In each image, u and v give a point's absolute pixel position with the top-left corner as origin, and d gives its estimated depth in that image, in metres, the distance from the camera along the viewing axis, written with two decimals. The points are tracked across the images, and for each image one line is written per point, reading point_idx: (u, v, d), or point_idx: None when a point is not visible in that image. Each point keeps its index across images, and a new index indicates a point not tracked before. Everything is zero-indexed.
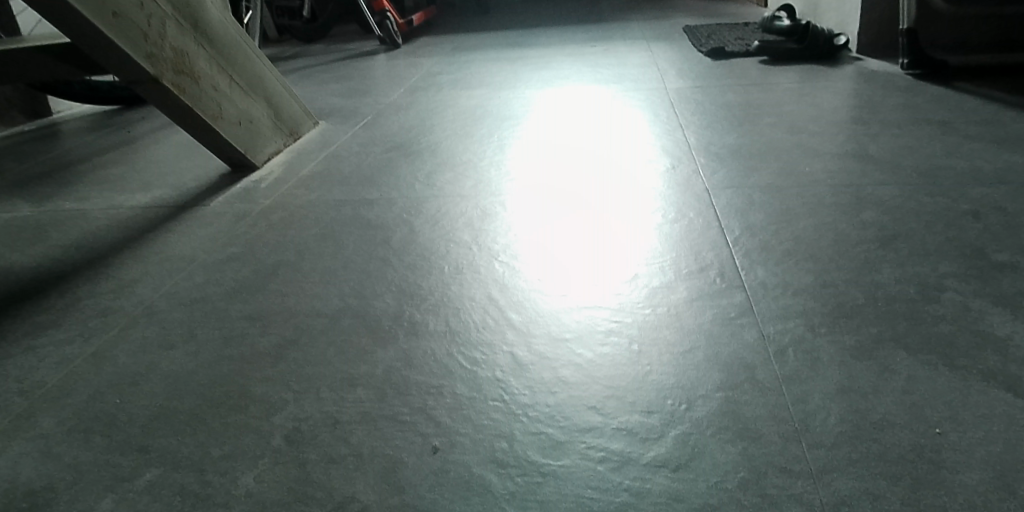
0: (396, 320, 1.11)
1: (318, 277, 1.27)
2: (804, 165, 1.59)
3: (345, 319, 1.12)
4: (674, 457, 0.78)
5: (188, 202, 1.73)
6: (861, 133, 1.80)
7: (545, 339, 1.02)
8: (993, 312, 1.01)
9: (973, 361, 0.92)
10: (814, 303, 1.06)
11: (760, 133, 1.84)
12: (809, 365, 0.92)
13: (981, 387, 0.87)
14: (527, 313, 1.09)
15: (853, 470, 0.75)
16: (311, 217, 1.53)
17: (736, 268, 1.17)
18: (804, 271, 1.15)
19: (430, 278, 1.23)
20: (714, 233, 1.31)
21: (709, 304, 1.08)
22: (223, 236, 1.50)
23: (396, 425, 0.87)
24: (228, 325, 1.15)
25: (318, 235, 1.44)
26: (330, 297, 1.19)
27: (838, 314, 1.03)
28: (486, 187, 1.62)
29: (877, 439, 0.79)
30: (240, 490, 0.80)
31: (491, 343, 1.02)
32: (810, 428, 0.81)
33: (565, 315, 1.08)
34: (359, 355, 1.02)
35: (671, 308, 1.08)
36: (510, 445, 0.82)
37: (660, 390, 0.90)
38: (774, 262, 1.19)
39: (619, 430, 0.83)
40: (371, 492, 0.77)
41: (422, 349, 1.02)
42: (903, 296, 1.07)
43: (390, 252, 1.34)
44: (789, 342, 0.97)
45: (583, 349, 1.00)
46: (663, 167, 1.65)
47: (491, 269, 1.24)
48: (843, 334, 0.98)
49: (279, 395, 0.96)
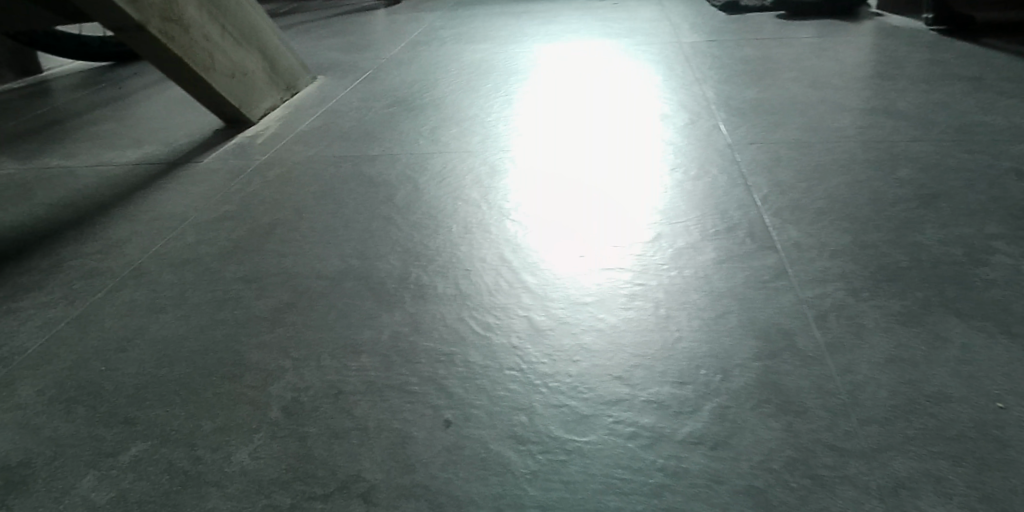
0: (402, 282, 1.03)
1: (317, 236, 1.19)
2: (833, 120, 1.50)
3: (348, 282, 1.04)
4: (711, 433, 0.71)
5: (180, 159, 1.64)
6: (890, 86, 1.70)
7: (563, 303, 0.95)
8: None
9: None
10: (853, 266, 0.98)
11: (782, 88, 1.74)
12: (854, 333, 0.84)
13: None
14: (543, 276, 1.02)
15: (910, 449, 0.68)
16: (309, 175, 1.45)
17: (766, 228, 1.09)
18: (840, 231, 1.06)
19: (437, 238, 1.15)
20: (740, 191, 1.22)
21: (739, 266, 1.00)
22: (216, 194, 1.42)
23: (404, 397, 0.80)
24: (222, 287, 1.07)
25: (317, 192, 1.36)
26: (331, 258, 1.11)
27: (880, 277, 0.95)
28: (493, 143, 1.53)
29: (934, 414, 0.72)
30: (234, 467, 0.73)
31: (505, 307, 0.95)
32: (860, 403, 0.74)
33: (584, 278, 1.00)
34: (363, 320, 0.94)
35: (698, 270, 1.00)
36: (530, 419, 0.75)
37: (691, 359, 0.82)
38: (807, 222, 1.11)
39: (649, 403, 0.76)
40: (377, 470, 0.70)
41: (430, 314, 0.95)
42: (950, 258, 0.99)
43: (393, 210, 1.26)
44: (827, 308, 0.89)
45: (605, 314, 0.92)
46: (681, 122, 1.56)
47: (503, 229, 1.16)
48: (888, 299, 0.91)
49: (276, 364, 0.88)
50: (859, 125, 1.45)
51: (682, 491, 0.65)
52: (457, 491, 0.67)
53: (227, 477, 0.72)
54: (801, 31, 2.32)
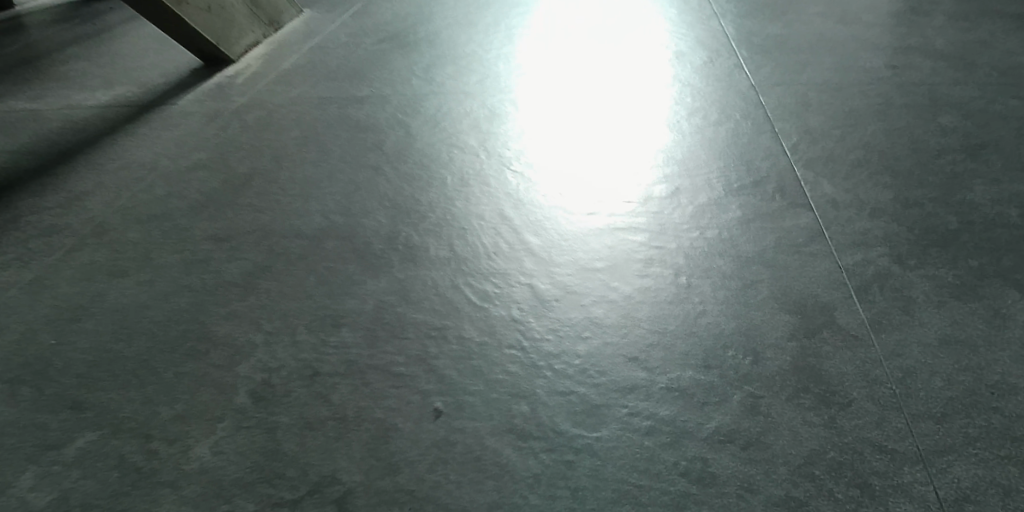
0: (389, 242, 0.92)
1: (298, 189, 1.07)
2: (868, 58, 1.35)
3: (329, 242, 0.93)
4: (741, 429, 0.62)
5: (153, 100, 1.51)
6: (927, 21, 1.55)
7: (570, 269, 0.84)
8: None
9: None
10: (899, 225, 0.86)
11: (809, 23, 1.59)
12: (902, 308, 0.74)
13: None
14: (547, 236, 0.90)
15: (974, 453, 0.59)
16: (291, 119, 1.32)
17: (798, 181, 0.97)
18: (881, 185, 0.95)
19: (429, 191, 1.03)
20: (767, 137, 1.09)
21: (769, 226, 0.88)
22: (190, 140, 1.29)
23: (388, 380, 0.70)
24: (190, 248, 0.96)
25: (299, 139, 1.23)
26: (312, 214, 1.00)
27: (931, 240, 0.84)
28: (492, 83, 1.39)
29: (999, 409, 0.62)
30: (192, 464, 0.65)
31: (505, 273, 0.84)
32: (913, 394, 0.64)
33: (594, 239, 0.89)
34: (345, 288, 0.84)
35: (723, 230, 0.88)
36: (531, 409, 0.65)
37: (718, 337, 0.72)
38: (844, 173, 0.98)
39: (669, 391, 0.66)
40: (355, 471, 0.61)
41: (420, 280, 0.84)
42: (1008, 218, 0.87)
43: (382, 159, 1.13)
44: (873, 276, 0.78)
45: (619, 282, 0.81)
46: (699, 60, 1.41)
47: (503, 181, 1.04)
48: (940, 266, 0.79)
49: (246, 339, 0.79)
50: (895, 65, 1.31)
51: (708, 501, 0.56)
52: (446, 498, 0.58)
53: (187, 478, 0.63)
54: None
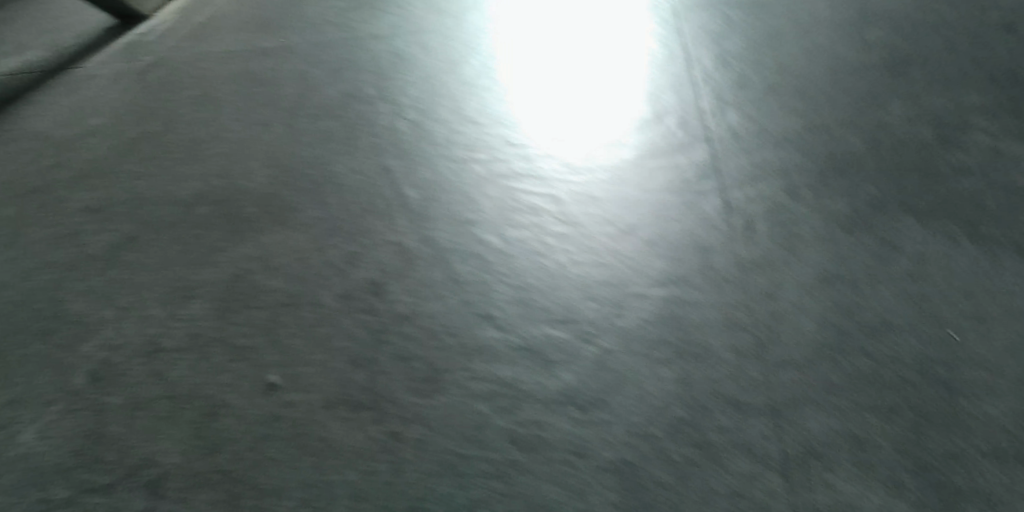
0: (262, 202, 0.86)
1: (180, 149, 1.00)
2: None
3: (201, 206, 0.87)
4: (581, 388, 0.61)
5: (59, 64, 1.42)
6: None
7: (443, 223, 0.78)
8: None
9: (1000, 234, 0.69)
10: (802, 153, 0.80)
11: None
12: (785, 245, 0.68)
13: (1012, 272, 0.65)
14: (426, 186, 0.84)
15: (830, 403, 0.58)
16: (191, 77, 1.25)
17: (701, 111, 0.90)
18: (789, 109, 0.87)
19: (315, 145, 0.96)
20: (679, 57, 1.00)
21: (661, 164, 0.82)
22: (85, 104, 1.22)
23: (240, 356, 0.68)
24: (64, 224, 0.92)
25: (194, 98, 1.16)
26: (191, 180, 0.95)
27: (830, 168, 0.77)
28: (402, 11, 1.28)
29: (869, 351, 0.60)
30: (17, 450, 0.66)
31: (374, 229, 0.78)
32: (778, 340, 0.61)
33: (476, 189, 0.82)
34: (207, 257, 0.79)
35: (613, 172, 0.82)
36: (370, 379, 0.64)
37: (582, 289, 0.67)
38: (753, 98, 0.90)
39: (519, 350, 0.63)
40: (173, 453, 0.63)
41: (284, 243, 0.79)
42: (916, 138, 0.80)
43: (274, 115, 1.07)
44: (760, 211, 0.73)
45: (491, 234, 0.75)
46: None
47: (393, 129, 0.96)
48: (834, 197, 0.73)
49: (98, 317, 0.74)
50: None
51: (537, 469, 0.57)
52: (287, 478, 0.60)
53: (44, 477, 0.64)
54: None
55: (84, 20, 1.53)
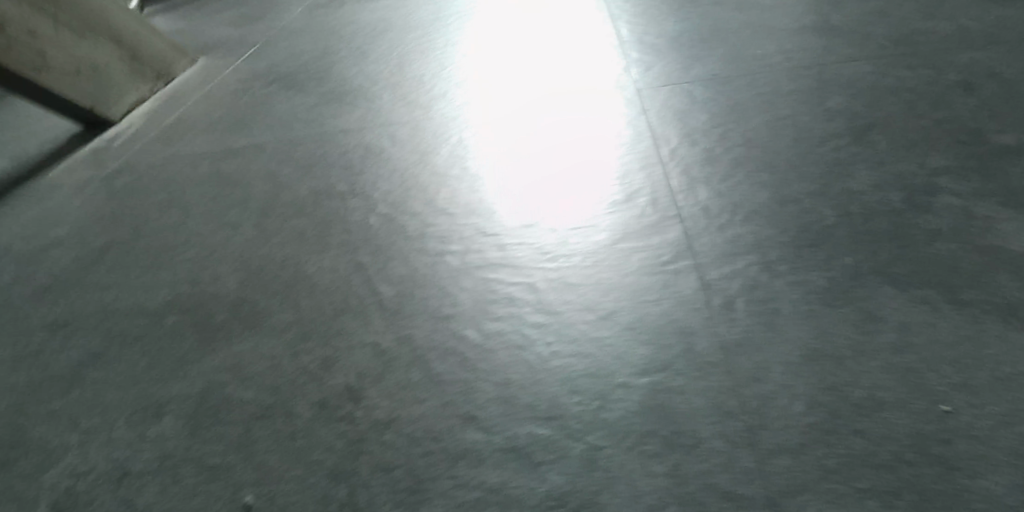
0: (233, 310, 0.84)
1: (148, 257, 0.99)
2: None
3: (170, 317, 0.85)
4: (574, 487, 0.63)
5: (23, 173, 1.42)
6: None
7: (420, 320, 0.77)
8: (1005, 218, 0.76)
9: (983, 295, 0.69)
10: (773, 227, 0.80)
11: None
12: (766, 323, 0.69)
13: (997, 333, 0.66)
14: (401, 282, 0.83)
15: (827, 488, 0.59)
16: (161, 180, 1.25)
17: (672, 191, 0.90)
18: (756, 183, 0.89)
19: (287, 245, 0.95)
20: (646, 137, 1.02)
21: (636, 247, 0.82)
22: (48, 214, 1.20)
23: (219, 479, 0.68)
24: (25, 340, 0.89)
25: (163, 201, 1.15)
26: (159, 288, 0.93)
27: (804, 242, 0.77)
28: (371, 102, 1.29)
29: (863, 431, 0.62)
30: None
31: (349, 331, 0.77)
32: (767, 425, 0.63)
33: (450, 283, 0.81)
34: (176, 369, 0.78)
35: (586, 258, 0.82)
36: (352, 493, 0.65)
37: (565, 381, 0.68)
38: (722, 176, 0.92)
39: (505, 451, 0.65)
40: None
41: (257, 353, 0.78)
42: (885, 206, 0.80)
43: (244, 216, 1.07)
44: (737, 288, 0.73)
45: (469, 329, 0.75)
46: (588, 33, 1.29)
47: (365, 224, 0.96)
48: (809, 271, 0.73)
49: (60, 443, 0.74)
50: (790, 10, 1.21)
51: None
52: None
53: None
54: None
55: (52, 130, 1.54)
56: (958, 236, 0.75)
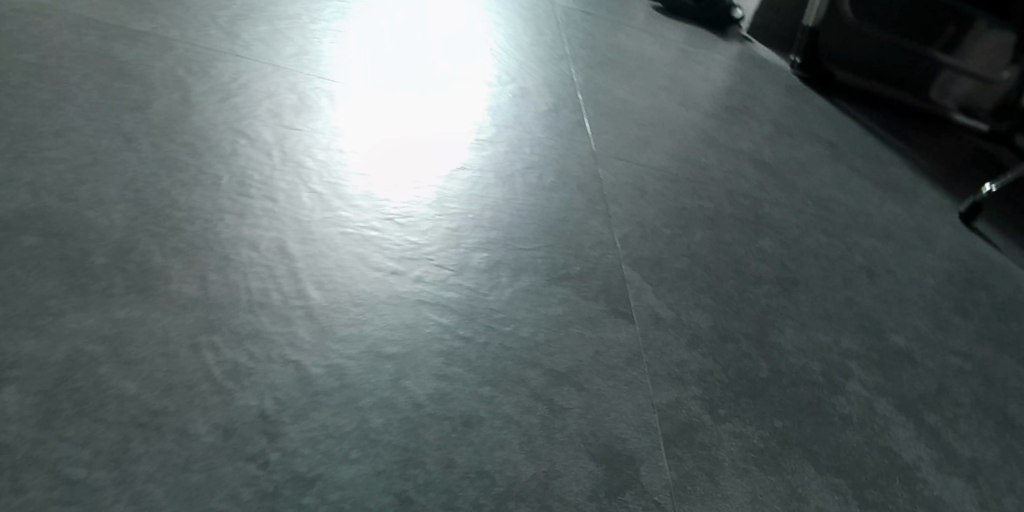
0: (116, 258, 0.68)
1: (6, 140, 0.79)
2: (696, 152, 1.36)
3: (27, 237, 0.67)
4: None
5: None
6: (755, 128, 1.62)
7: (353, 350, 0.66)
8: (899, 422, 0.84)
9: (885, 498, 0.73)
10: (715, 364, 0.81)
11: (653, 96, 1.56)
12: (708, 473, 0.67)
13: None
14: (336, 292, 0.72)
15: None
16: (32, 34, 1.01)
17: (622, 286, 0.89)
18: (701, 306, 0.91)
19: (195, 191, 0.80)
20: (597, 218, 1.02)
21: (590, 337, 0.78)
22: None
23: (72, 502, 0.48)
24: None
25: (32, 68, 0.93)
26: (14, 187, 0.72)
27: (741, 390, 0.79)
28: (312, 59, 1.18)
29: None
30: None
31: (268, 338, 0.64)
32: None
33: (391, 310, 0.72)
34: (37, 317, 0.60)
35: (539, 332, 0.76)
36: None
37: (539, 477, 0.60)
38: (667, 286, 0.93)
39: None
40: None
41: (146, 327, 0.62)
42: (805, 376, 0.85)
43: (138, 129, 0.87)
44: (693, 426, 0.71)
45: (411, 379, 0.65)
46: (542, 104, 1.31)
47: (295, 200, 0.83)
48: (746, 424, 0.74)
49: None
50: (726, 169, 1.34)
51: None
52: None
53: None
54: (673, 30, 2.22)
55: None
56: (884, 424, 0.83)
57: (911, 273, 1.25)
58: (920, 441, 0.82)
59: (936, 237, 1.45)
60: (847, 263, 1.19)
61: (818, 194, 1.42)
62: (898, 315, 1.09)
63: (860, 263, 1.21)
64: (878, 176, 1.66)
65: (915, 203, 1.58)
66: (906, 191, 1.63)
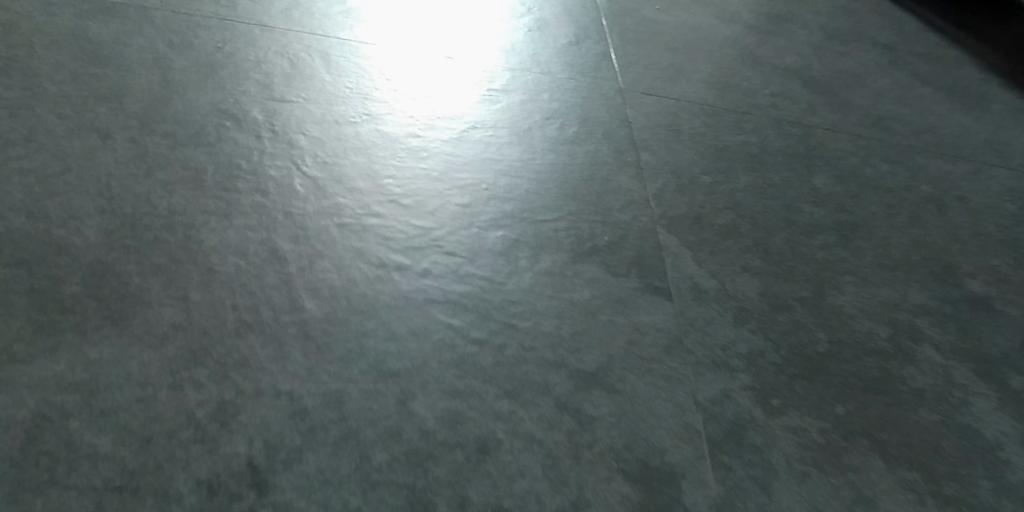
0: (88, 284, 0.61)
1: None
2: (738, 75, 1.22)
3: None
4: None
5: None
6: (803, 36, 1.45)
7: (355, 371, 0.59)
8: (981, 390, 0.75)
9: (966, 489, 0.64)
10: (766, 342, 0.72)
11: (687, 10, 1.40)
12: (761, 482, 0.59)
13: None
14: (334, 299, 0.65)
15: None
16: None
17: (658, 254, 0.79)
18: (749, 270, 0.81)
19: (176, 191, 0.72)
20: (627, 172, 0.91)
21: (622, 325, 0.69)
22: None
23: None
24: None
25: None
26: None
27: (797, 372, 0.70)
28: (302, 10, 1.06)
29: None
30: None
31: (258, 367, 0.58)
32: None
33: (397, 315, 0.65)
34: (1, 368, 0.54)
35: (563, 325, 0.68)
36: None
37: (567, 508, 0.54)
38: (709, 249, 0.83)
39: None
40: None
41: (121, 369, 0.56)
42: (871, 346, 0.76)
43: (113, 121, 0.79)
44: (746, 427, 0.63)
45: (420, 402, 0.58)
46: (561, 37, 1.17)
47: (287, 190, 0.75)
48: (805, 416, 0.66)
49: None
50: (772, 92, 1.19)
51: None
52: None
53: None
54: None
55: None
56: (963, 393, 0.74)
57: (986, 197, 1.12)
58: (1006, 412, 0.73)
59: (1013, 147, 1.30)
60: (912, 194, 1.06)
61: (877, 111, 1.27)
62: (973, 252, 0.97)
63: (927, 191, 1.08)
64: (945, 80, 1.49)
65: (988, 108, 1.42)
66: (976, 95, 1.46)
